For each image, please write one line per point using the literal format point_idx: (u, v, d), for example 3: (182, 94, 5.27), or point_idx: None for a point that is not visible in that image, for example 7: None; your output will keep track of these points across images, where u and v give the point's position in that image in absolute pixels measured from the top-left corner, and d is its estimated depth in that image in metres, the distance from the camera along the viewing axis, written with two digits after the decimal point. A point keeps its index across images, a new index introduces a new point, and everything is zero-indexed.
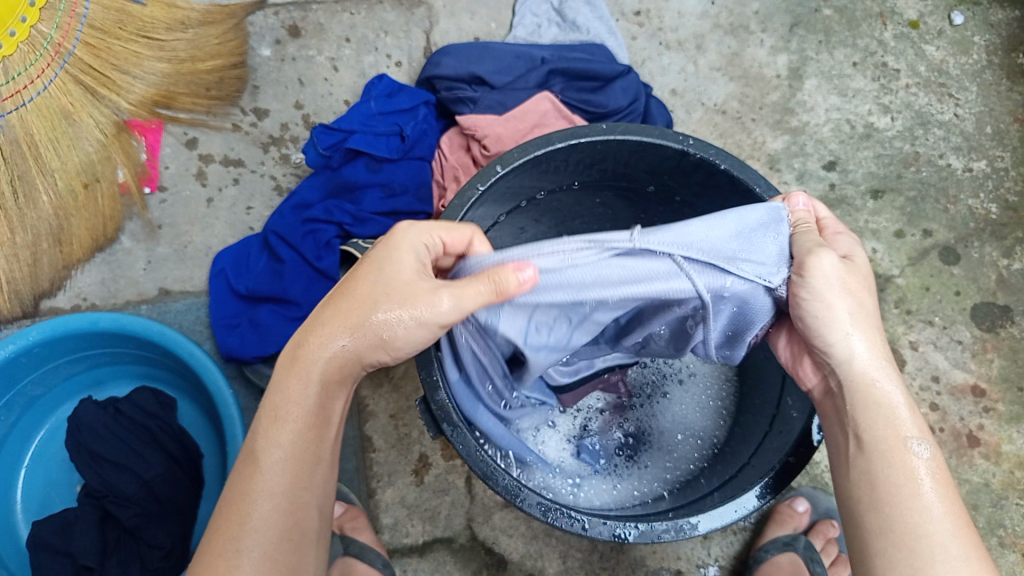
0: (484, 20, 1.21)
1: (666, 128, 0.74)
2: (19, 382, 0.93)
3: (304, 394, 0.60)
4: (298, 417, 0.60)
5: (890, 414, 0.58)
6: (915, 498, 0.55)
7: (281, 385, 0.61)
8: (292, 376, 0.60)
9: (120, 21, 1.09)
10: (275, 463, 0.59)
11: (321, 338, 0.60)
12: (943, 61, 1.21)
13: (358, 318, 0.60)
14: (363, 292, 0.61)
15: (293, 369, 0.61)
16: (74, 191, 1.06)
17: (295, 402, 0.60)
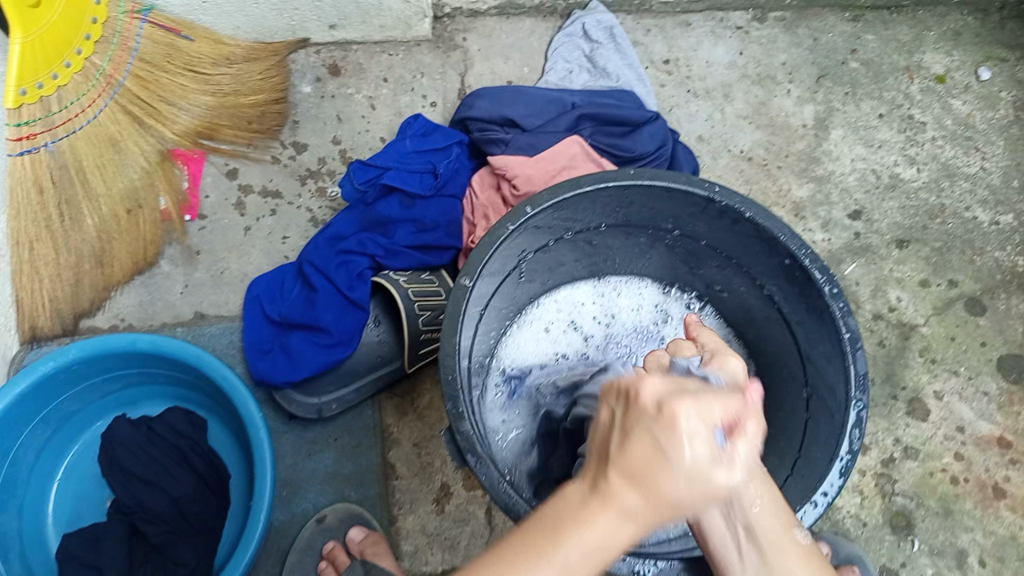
0: (517, 64, 1.25)
1: (693, 175, 0.77)
2: (57, 397, 0.96)
3: (601, 543, 0.41)
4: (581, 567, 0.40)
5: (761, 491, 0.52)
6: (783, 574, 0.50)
7: (582, 520, 0.41)
8: (588, 513, 0.41)
9: (168, 55, 1.12)
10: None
11: (610, 484, 0.42)
12: (970, 116, 1.23)
13: (650, 475, 0.42)
14: (647, 423, 0.43)
15: (591, 510, 0.41)
16: (117, 215, 1.10)
17: (563, 535, 0.41)
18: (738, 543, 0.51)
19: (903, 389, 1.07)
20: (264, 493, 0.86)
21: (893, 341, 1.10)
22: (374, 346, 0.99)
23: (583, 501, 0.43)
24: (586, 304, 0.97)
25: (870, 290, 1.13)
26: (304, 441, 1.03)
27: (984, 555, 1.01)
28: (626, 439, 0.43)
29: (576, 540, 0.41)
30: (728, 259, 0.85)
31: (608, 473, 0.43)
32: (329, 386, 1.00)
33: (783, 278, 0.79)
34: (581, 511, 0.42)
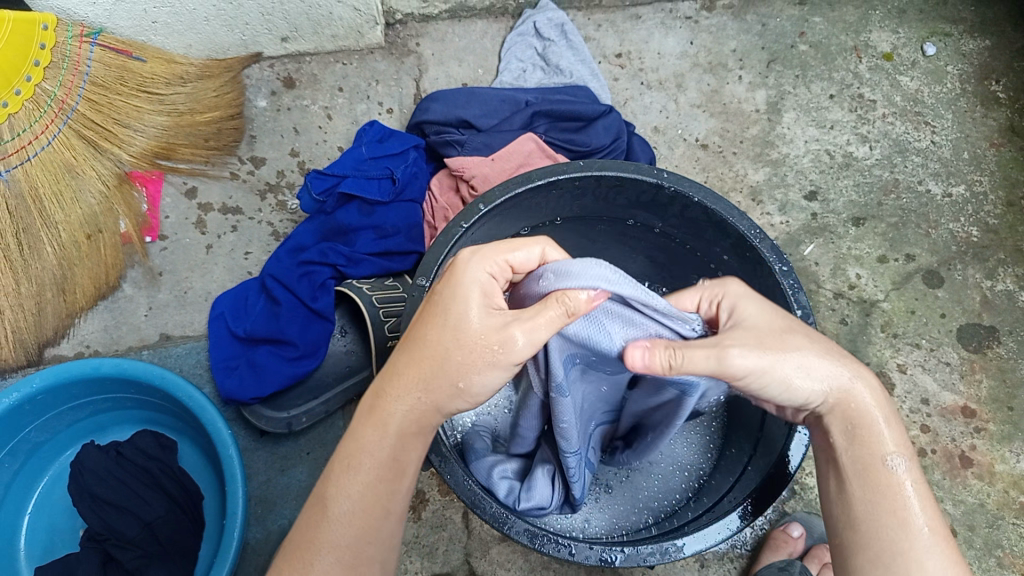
0: (471, 66, 1.25)
1: (643, 164, 0.78)
2: (23, 428, 0.96)
3: (384, 441, 0.58)
4: (371, 469, 0.58)
5: (870, 431, 0.60)
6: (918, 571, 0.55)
7: (358, 434, 0.59)
8: (362, 427, 0.59)
9: (121, 78, 1.12)
10: (343, 513, 0.57)
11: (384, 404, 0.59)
12: (918, 91, 1.24)
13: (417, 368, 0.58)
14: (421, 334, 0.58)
15: (368, 418, 0.59)
16: (77, 241, 1.09)
17: (362, 449, 0.58)
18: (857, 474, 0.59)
19: (867, 364, 1.09)
20: (236, 511, 0.86)
21: (854, 318, 1.12)
22: (341, 356, 1.01)
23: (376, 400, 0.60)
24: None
25: (830, 269, 1.14)
26: (277, 457, 1.03)
27: (955, 524, 1.03)
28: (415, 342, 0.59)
29: (364, 458, 0.58)
30: (685, 246, 0.86)
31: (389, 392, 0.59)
32: (298, 399, 1.01)
33: (738, 261, 0.80)
34: (359, 430, 0.59)
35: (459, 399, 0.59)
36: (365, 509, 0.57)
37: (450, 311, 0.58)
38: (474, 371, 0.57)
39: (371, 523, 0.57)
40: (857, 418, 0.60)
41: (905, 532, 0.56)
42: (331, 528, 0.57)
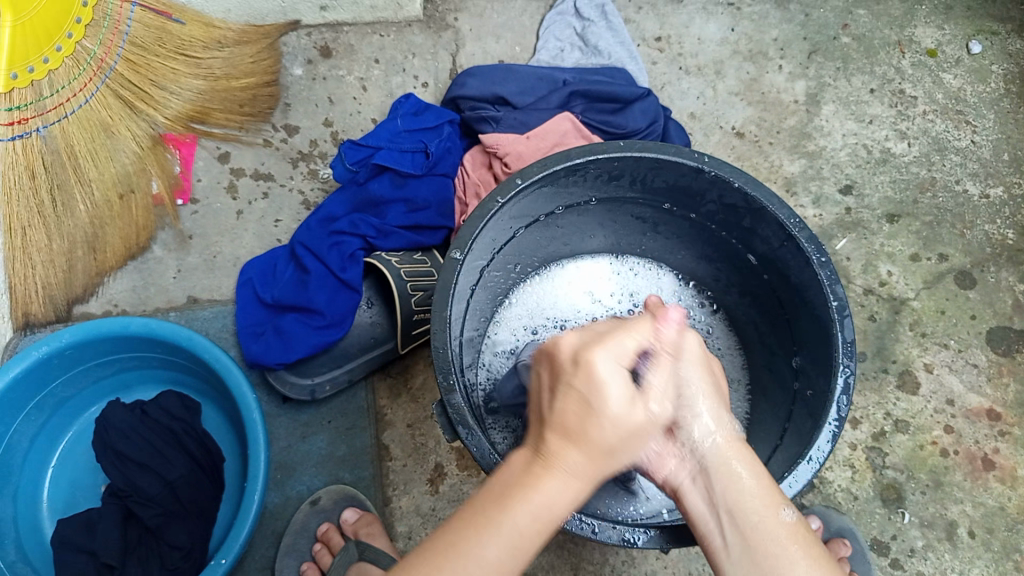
0: (508, 43, 1.24)
1: (683, 146, 0.77)
2: (52, 381, 0.97)
3: (564, 494, 0.50)
4: (538, 522, 0.50)
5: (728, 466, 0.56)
6: (754, 496, 0.54)
7: (535, 473, 0.50)
8: (543, 469, 0.50)
9: (160, 39, 1.11)
10: (492, 564, 0.48)
11: (560, 438, 0.51)
12: (961, 89, 1.22)
13: (581, 428, 0.50)
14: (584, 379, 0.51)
15: (548, 464, 0.50)
16: (110, 201, 1.10)
17: (525, 485, 0.50)
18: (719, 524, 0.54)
19: (893, 362, 1.08)
20: (257, 473, 0.87)
21: (884, 315, 1.10)
22: (366, 328, 1.00)
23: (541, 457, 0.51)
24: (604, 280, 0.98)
25: (862, 265, 1.13)
26: (298, 424, 1.04)
27: (973, 526, 1.02)
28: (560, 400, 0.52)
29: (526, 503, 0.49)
30: (720, 232, 0.85)
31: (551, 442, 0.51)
32: (323, 367, 1.00)
33: (774, 250, 0.79)
34: (528, 475, 0.51)
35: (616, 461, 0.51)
36: None
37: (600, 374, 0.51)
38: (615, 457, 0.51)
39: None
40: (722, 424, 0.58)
41: None
42: (469, 574, 0.48)
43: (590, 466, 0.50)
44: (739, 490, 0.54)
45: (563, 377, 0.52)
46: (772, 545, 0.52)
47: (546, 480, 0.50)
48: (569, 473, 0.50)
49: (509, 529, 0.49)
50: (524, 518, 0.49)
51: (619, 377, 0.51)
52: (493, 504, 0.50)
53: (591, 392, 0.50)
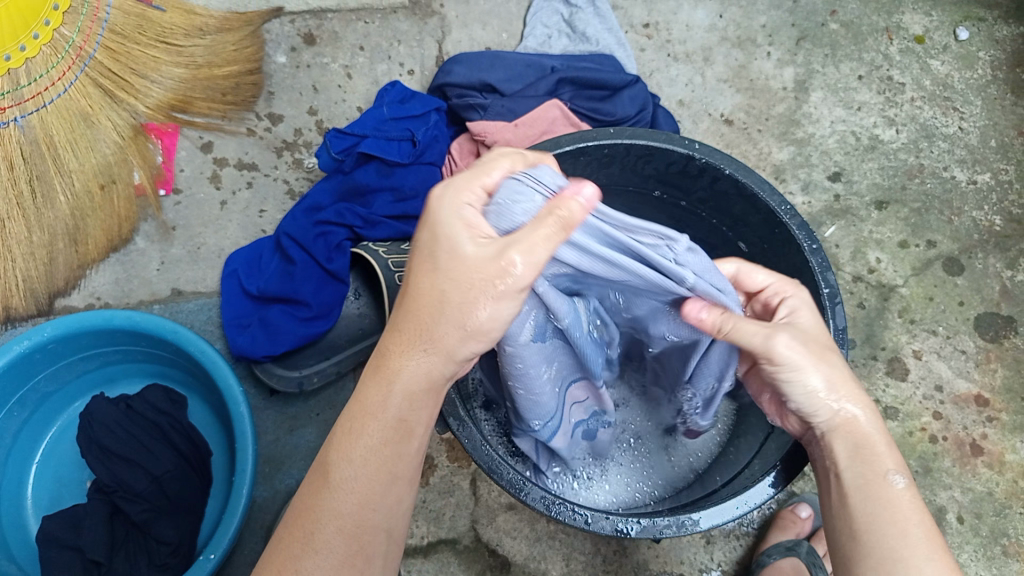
0: (495, 30, 1.23)
1: (674, 133, 0.76)
2: (34, 376, 0.95)
3: (386, 403, 0.53)
4: (378, 432, 0.53)
5: (870, 448, 0.57)
6: (873, 459, 0.56)
7: (362, 394, 0.54)
8: (368, 389, 0.53)
9: (140, 27, 1.10)
10: (348, 481, 0.52)
11: (394, 347, 0.54)
12: (948, 75, 1.22)
13: (431, 325, 0.52)
14: (429, 263, 0.52)
15: (373, 378, 0.54)
16: (90, 191, 1.08)
17: (370, 411, 0.53)
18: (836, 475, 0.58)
19: (883, 349, 1.08)
20: (245, 468, 0.86)
21: (872, 302, 1.11)
22: (354, 319, 1.00)
23: (374, 374, 0.54)
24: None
25: (850, 252, 1.13)
26: (286, 417, 1.03)
27: (962, 511, 1.03)
28: (414, 286, 0.53)
29: (366, 426, 0.53)
30: (711, 220, 0.85)
31: (387, 357, 0.54)
32: (310, 359, 1.00)
33: (764, 236, 0.79)
34: (362, 389, 0.54)
35: (474, 343, 0.53)
36: (366, 525, 0.52)
37: (440, 253, 0.52)
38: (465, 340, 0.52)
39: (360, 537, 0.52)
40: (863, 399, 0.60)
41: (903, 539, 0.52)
42: (331, 514, 0.52)
43: (417, 367, 0.53)
44: (860, 458, 0.57)
45: (429, 226, 0.53)
46: (879, 513, 0.54)
47: (377, 400, 0.53)
48: (396, 384, 0.53)
49: (354, 454, 0.52)
50: (366, 443, 0.52)
51: (499, 203, 0.54)
52: (341, 437, 0.54)
53: (449, 242, 0.52)
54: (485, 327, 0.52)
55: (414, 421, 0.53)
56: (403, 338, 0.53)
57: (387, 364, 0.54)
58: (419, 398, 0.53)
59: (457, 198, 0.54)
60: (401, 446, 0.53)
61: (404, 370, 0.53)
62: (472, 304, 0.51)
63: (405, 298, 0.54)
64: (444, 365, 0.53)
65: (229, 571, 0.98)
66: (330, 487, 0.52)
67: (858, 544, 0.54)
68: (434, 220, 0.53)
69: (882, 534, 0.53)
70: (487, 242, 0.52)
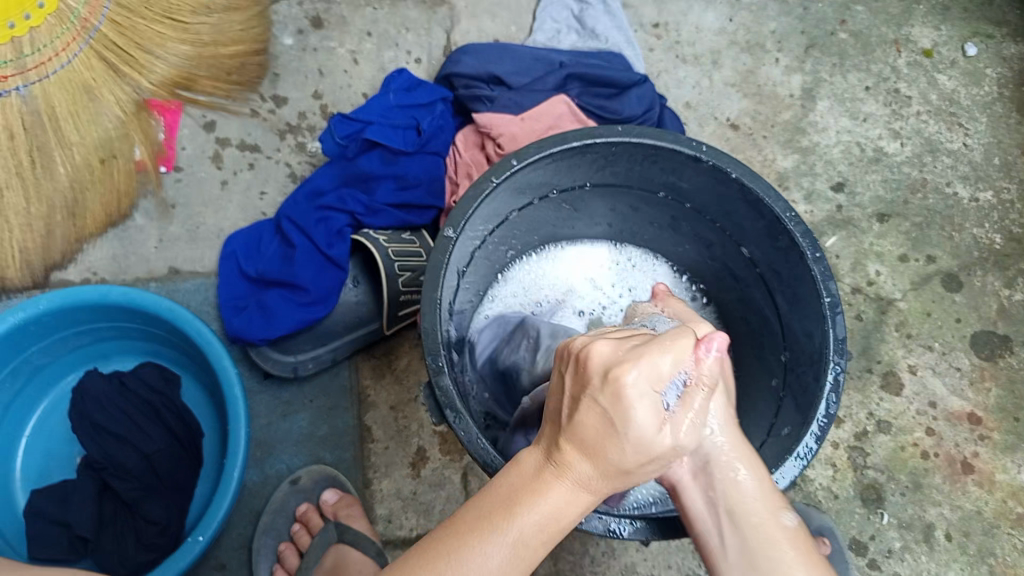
0: (504, 22, 1.22)
1: (682, 134, 0.76)
2: (27, 348, 0.94)
3: (573, 505, 0.49)
4: (551, 530, 0.49)
5: (738, 491, 0.58)
6: (746, 505, 0.57)
7: (546, 486, 0.49)
8: (553, 480, 0.49)
9: (145, 1, 1.09)
10: (509, 565, 0.47)
11: (570, 450, 0.49)
12: (955, 91, 1.22)
13: (602, 442, 0.48)
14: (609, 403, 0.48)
15: (560, 474, 0.49)
16: (91, 165, 1.07)
17: (529, 497, 0.49)
18: (718, 525, 0.57)
19: (878, 362, 1.09)
20: (236, 451, 0.85)
21: (870, 315, 1.11)
22: (352, 307, 0.99)
23: (539, 470, 0.50)
24: (601, 269, 0.98)
25: (850, 263, 1.13)
26: (279, 401, 1.02)
27: (950, 529, 1.03)
28: (578, 408, 0.49)
29: (530, 512, 0.48)
30: (714, 224, 0.85)
31: (564, 446, 0.49)
32: (306, 344, 0.99)
33: (767, 241, 0.79)
34: (536, 482, 0.49)
35: (624, 479, 0.50)
36: None
37: (626, 398, 0.48)
38: (608, 441, 0.48)
39: None
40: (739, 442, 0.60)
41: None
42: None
43: (603, 478, 0.49)
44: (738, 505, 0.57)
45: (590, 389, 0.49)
46: (761, 554, 0.55)
47: (558, 498, 0.49)
48: (565, 483, 0.49)
49: (508, 540, 0.48)
50: (525, 531, 0.48)
51: (652, 389, 0.49)
52: (491, 519, 0.48)
53: (616, 404, 0.48)
54: (636, 464, 0.49)
55: (553, 534, 0.49)
56: (575, 443, 0.49)
57: (564, 460, 0.49)
58: (590, 503, 0.50)
59: (645, 371, 0.49)
60: (541, 545, 0.49)
61: (610, 464, 0.48)
62: (620, 432, 0.48)
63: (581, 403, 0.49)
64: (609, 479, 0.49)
65: (216, 553, 0.97)
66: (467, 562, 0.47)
67: None
68: (605, 380, 0.49)
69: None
70: (658, 419, 0.50)
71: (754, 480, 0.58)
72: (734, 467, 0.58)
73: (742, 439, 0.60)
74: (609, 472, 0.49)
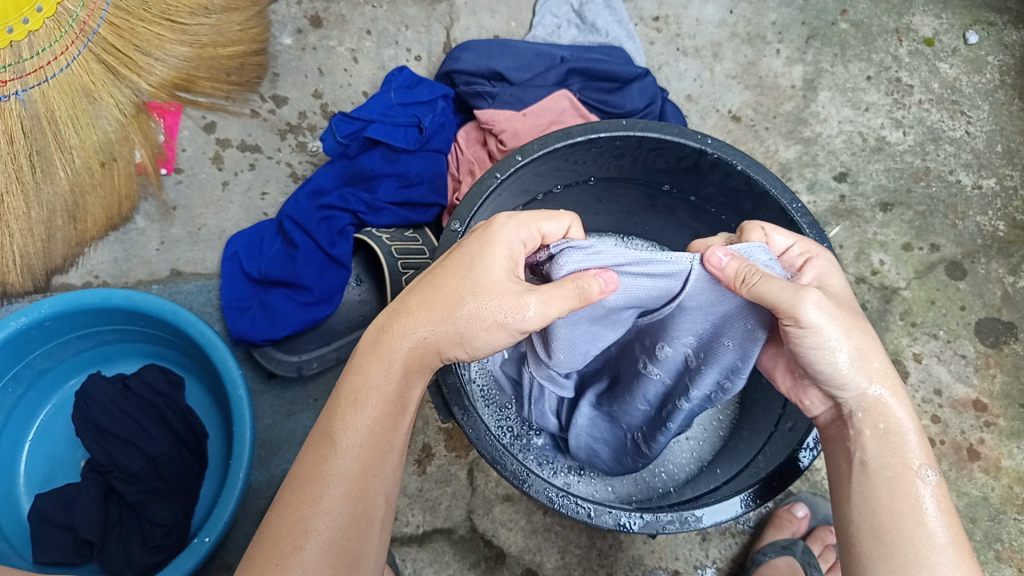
0: (504, 18, 1.22)
1: (687, 127, 0.76)
2: (30, 354, 0.94)
3: (387, 374, 0.59)
4: (377, 403, 0.59)
5: (896, 440, 0.57)
6: (900, 455, 0.57)
7: (361, 366, 0.60)
8: (365, 362, 0.60)
9: (144, 3, 1.07)
10: (350, 447, 0.57)
11: (393, 325, 0.60)
12: (957, 79, 1.21)
13: (440, 305, 0.59)
14: (439, 276, 0.60)
15: (372, 351, 0.60)
16: (91, 168, 1.06)
17: (368, 383, 0.59)
18: (852, 466, 0.58)
19: (884, 351, 1.08)
20: (243, 451, 0.85)
21: (875, 304, 1.10)
22: (355, 305, 0.99)
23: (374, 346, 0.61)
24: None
25: (854, 253, 1.13)
26: (284, 401, 1.02)
27: (957, 515, 1.03)
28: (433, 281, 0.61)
29: (361, 400, 0.58)
30: (720, 215, 0.84)
31: (389, 332, 0.60)
32: (310, 343, 0.99)
33: None
34: (362, 365, 0.60)
35: (460, 348, 0.60)
36: (356, 498, 0.56)
37: (475, 263, 0.60)
38: (485, 334, 0.59)
39: (359, 505, 0.56)
40: (894, 391, 0.59)
41: (921, 536, 0.53)
42: (335, 480, 0.56)
43: (420, 339, 0.59)
44: (888, 448, 0.57)
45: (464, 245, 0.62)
46: (899, 499, 0.55)
47: (377, 367, 0.59)
48: (394, 358, 0.59)
49: (347, 431, 0.58)
50: (360, 417, 0.58)
51: (513, 250, 0.61)
52: (338, 410, 0.59)
53: (469, 263, 0.60)
54: (479, 341, 0.59)
55: (403, 395, 0.60)
56: (392, 319, 0.61)
57: (385, 338, 0.60)
58: (413, 372, 0.60)
59: (515, 229, 0.61)
60: (384, 429, 0.58)
61: (406, 340, 0.59)
62: (454, 304, 0.59)
63: (415, 287, 0.62)
64: (435, 348, 0.60)
65: (222, 553, 0.97)
66: (325, 467, 0.57)
67: (877, 544, 0.54)
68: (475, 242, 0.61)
69: (895, 530, 0.54)
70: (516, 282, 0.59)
71: (918, 444, 0.57)
72: (881, 419, 0.59)
73: (896, 378, 0.60)
74: (430, 340, 0.59)
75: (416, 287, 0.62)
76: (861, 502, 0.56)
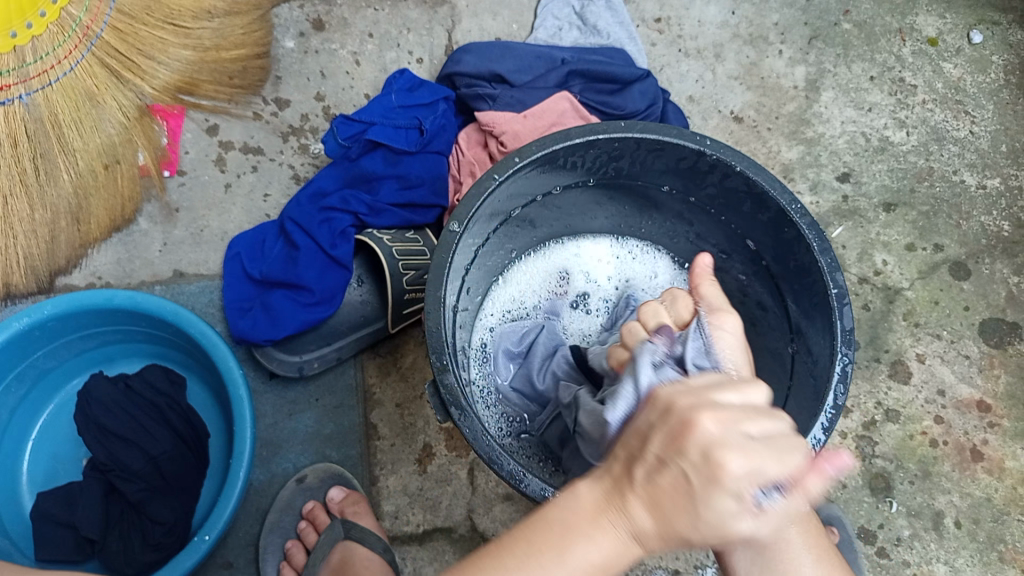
0: (505, 21, 1.22)
1: (684, 128, 0.75)
2: (33, 353, 0.95)
3: (673, 503, 0.49)
4: (678, 528, 0.49)
5: None
6: None
7: (659, 490, 0.49)
8: (662, 478, 0.50)
9: (148, 9, 1.09)
10: (599, 558, 0.51)
11: (686, 446, 0.49)
12: (961, 79, 1.21)
13: (705, 458, 0.48)
14: (689, 427, 0.49)
15: (695, 488, 0.48)
16: (95, 170, 1.07)
17: (682, 506, 0.49)
18: None
19: (887, 352, 1.08)
20: (242, 450, 0.85)
21: (878, 305, 1.10)
22: (356, 306, 0.99)
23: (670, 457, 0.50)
24: (602, 262, 0.99)
25: (857, 253, 1.12)
26: (285, 401, 1.02)
27: (959, 516, 1.02)
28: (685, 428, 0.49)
29: (659, 521, 0.49)
30: (719, 215, 0.84)
31: (688, 452, 0.49)
32: (312, 344, 0.99)
33: (772, 234, 0.78)
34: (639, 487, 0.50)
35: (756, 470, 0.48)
36: None
37: (693, 437, 0.48)
38: (708, 455, 0.47)
39: None
40: None
41: None
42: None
43: (704, 463, 0.47)
44: None
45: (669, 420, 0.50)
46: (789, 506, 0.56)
47: (665, 487, 0.49)
48: (677, 486, 0.49)
49: (602, 541, 0.51)
50: (627, 528, 0.50)
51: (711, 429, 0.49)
52: (591, 517, 0.52)
53: (687, 443, 0.49)
54: (747, 469, 0.47)
55: (682, 521, 0.49)
56: (688, 438, 0.49)
57: (677, 457, 0.49)
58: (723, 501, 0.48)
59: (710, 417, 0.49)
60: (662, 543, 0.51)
61: (701, 472, 0.47)
62: (713, 451, 0.47)
63: (693, 421, 0.50)
64: (731, 487, 0.47)
65: (223, 552, 0.97)
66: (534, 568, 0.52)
67: None
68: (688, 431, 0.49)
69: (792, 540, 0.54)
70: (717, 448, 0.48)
71: None
72: None
73: None
74: (733, 482, 0.47)
75: (678, 410, 0.50)
76: (754, 518, 0.53)
